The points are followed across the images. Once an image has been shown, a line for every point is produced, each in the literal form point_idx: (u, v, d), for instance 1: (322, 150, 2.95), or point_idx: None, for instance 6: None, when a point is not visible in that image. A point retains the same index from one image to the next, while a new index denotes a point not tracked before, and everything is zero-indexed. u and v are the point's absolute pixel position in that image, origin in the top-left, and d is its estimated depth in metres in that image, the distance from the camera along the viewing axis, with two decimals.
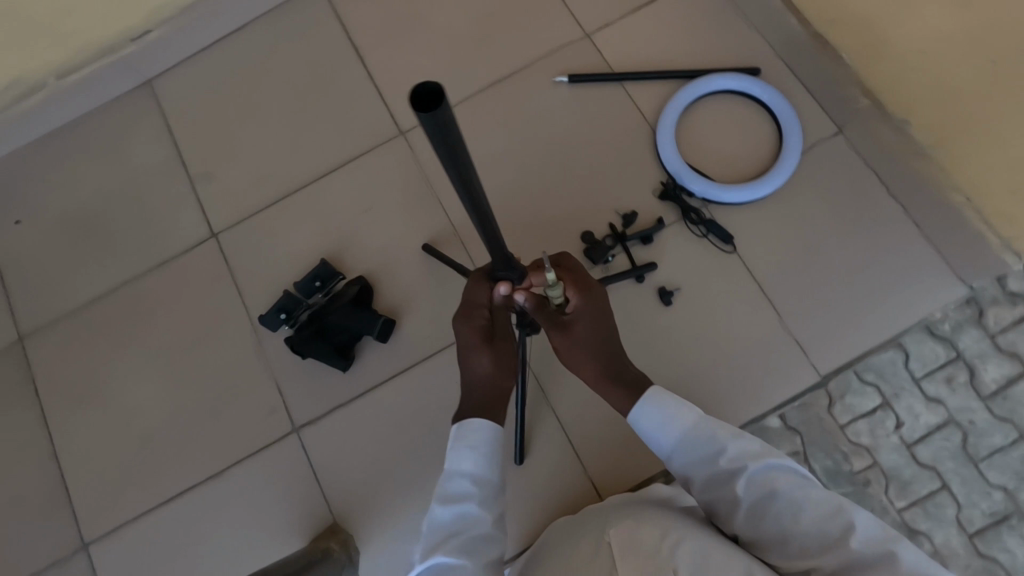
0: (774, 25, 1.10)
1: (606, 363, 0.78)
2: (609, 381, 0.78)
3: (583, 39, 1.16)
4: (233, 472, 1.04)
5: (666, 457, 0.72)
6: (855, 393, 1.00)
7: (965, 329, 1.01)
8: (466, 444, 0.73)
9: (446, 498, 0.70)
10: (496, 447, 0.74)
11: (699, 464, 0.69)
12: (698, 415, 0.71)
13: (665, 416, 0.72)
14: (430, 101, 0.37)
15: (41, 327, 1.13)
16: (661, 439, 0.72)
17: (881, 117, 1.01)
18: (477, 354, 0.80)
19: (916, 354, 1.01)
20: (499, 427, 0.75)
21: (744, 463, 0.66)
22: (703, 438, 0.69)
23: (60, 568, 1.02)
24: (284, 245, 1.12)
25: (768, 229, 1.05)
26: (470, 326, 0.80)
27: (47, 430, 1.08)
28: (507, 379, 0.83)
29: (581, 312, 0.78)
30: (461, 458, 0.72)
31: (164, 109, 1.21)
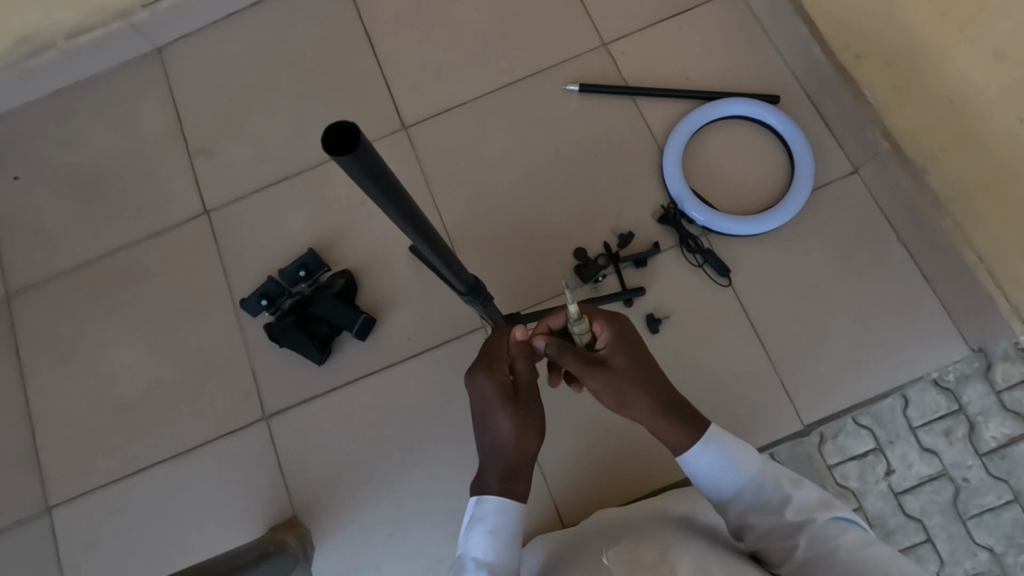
0: (800, 53, 1.06)
1: (658, 398, 0.71)
2: (663, 418, 0.71)
3: (600, 48, 1.13)
4: (200, 453, 1.04)
5: (729, 506, 0.71)
6: (848, 435, 0.96)
7: (971, 382, 0.97)
8: (484, 529, 0.70)
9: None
10: (514, 530, 0.71)
11: (766, 514, 0.67)
12: (760, 460, 0.71)
13: (727, 461, 0.70)
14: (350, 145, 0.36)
15: (29, 286, 1.13)
16: (722, 485, 0.71)
17: (900, 161, 0.96)
18: (500, 414, 0.71)
19: (915, 402, 0.97)
20: (519, 504, 0.72)
21: (812, 516, 0.64)
22: (768, 485, 0.69)
23: (23, 527, 1.02)
24: (275, 229, 1.11)
25: (769, 265, 1.01)
26: (494, 380, 0.72)
27: (23, 388, 1.09)
28: (536, 437, 0.73)
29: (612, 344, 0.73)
30: (478, 546, 0.70)
31: (172, 79, 1.20)
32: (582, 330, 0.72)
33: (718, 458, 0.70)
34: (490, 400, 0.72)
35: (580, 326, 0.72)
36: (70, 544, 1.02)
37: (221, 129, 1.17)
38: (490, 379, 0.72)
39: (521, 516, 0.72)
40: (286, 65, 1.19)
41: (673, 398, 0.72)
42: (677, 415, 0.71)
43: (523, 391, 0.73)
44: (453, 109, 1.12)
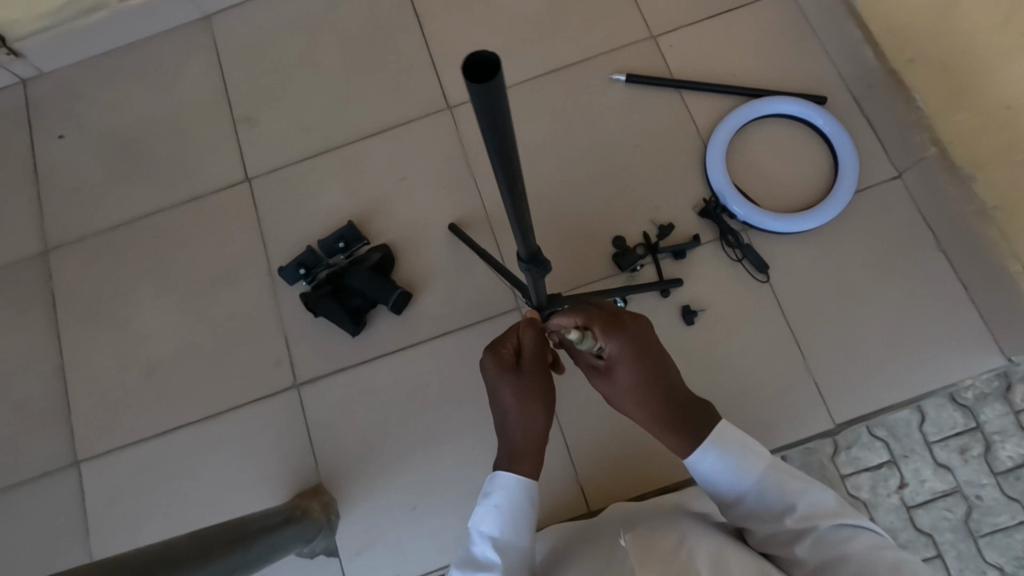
0: (850, 54, 1.06)
1: (655, 410, 0.73)
2: (658, 427, 0.74)
3: (648, 40, 1.13)
4: (230, 417, 1.04)
5: (729, 511, 0.68)
6: (863, 446, 0.97)
7: (988, 401, 0.97)
8: (493, 503, 0.71)
9: (470, 566, 0.67)
10: (524, 508, 0.71)
11: (765, 522, 0.63)
12: (765, 464, 0.67)
13: (730, 464, 0.67)
14: (483, 75, 0.33)
15: (68, 242, 1.14)
16: (725, 488, 0.68)
17: (947, 168, 0.96)
18: (502, 393, 0.76)
19: (932, 417, 0.98)
20: (529, 482, 0.73)
21: (815, 523, 0.60)
22: (769, 490, 0.65)
23: (51, 479, 1.03)
24: (315, 201, 1.12)
25: (807, 264, 1.01)
26: (497, 361, 0.77)
27: (58, 342, 1.10)
28: (540, 416, 0.76)
29: (618, 357, 0.73)
30: (487, 520, 0.70)
31: (219, 46, 1.21)
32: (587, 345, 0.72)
33: (721, 460, 0.68)
34: (494, 379, 0.77)
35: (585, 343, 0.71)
36: (95, 499, 1.02)
37: (265, 98, 1.18)
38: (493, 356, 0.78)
39: (532, 496, 0.73)
40: (332, 38, 1.19)
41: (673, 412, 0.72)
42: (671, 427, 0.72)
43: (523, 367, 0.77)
44: None
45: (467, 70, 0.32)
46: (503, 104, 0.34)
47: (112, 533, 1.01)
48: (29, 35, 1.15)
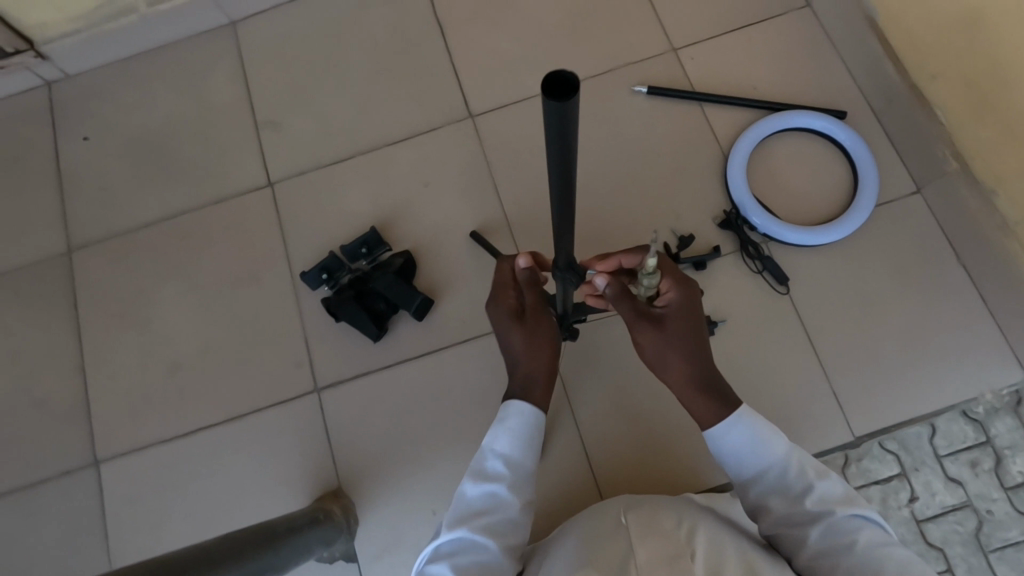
0: (870, 70, 1.07)
1: (696, 368, 0.74)
2: (694, 388, 0.74)
3: (669, 53, 1.14)
4: (250, 420, 1.05)
5: (744, 487, 0.71)
6: (874, 458, 0.98)
7: (999, 416, 0.99)
8: (507, 424, 0.74)
9: (478, 477, 0.70)
10: (535, 433, 0.74)
11: (781, 502, 0.67)
12: (787, 447, 0.70)
13: (756, 442, 0.70)
14: (561, 92, 0.39)
15: (91, 243, 1.15)
16: (744, 465, 0.71)
17: (968, 183, 0.96)
18: (510, 333, 0.78)
19: (943, 431, 0.99)
20: (541, 412, 0.75)
21: (831, 510, 0.64)
22: (790, 473, 0.68)
23: (69, 479, 1.03)
24: (336, 206, 1.13)
25: (826, 276, 1.02)
26: (503, 305, 0.79)
27: (79, 342, 1.10)
28: (546, 352, 0.78)
29: (674, 306, 0.75)
30: (500, 439, 0.73)
31: (244, 52, 1.22)
32: (649, 287, 0.73)
33: (747, 437, 0.71)
34: (502, 320, 0.79)
35: (650, 283, 0.72)
36: (114, 499, 1.02)
37: (289, 104, 1.19)
38: (501, 307, 0.80)
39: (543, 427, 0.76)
40: (355, 46, 1.21)
41: (709, 370, 0.75)
42: (708, 386, 0.74)
43: (529, 317, 0.78)
44: (519, 101, 1.14)
45: (549, 87, 0.38)
46: (571, 114, 0.40)
47: (130, 533, 1.01)
48: (57, 38, 1.17)
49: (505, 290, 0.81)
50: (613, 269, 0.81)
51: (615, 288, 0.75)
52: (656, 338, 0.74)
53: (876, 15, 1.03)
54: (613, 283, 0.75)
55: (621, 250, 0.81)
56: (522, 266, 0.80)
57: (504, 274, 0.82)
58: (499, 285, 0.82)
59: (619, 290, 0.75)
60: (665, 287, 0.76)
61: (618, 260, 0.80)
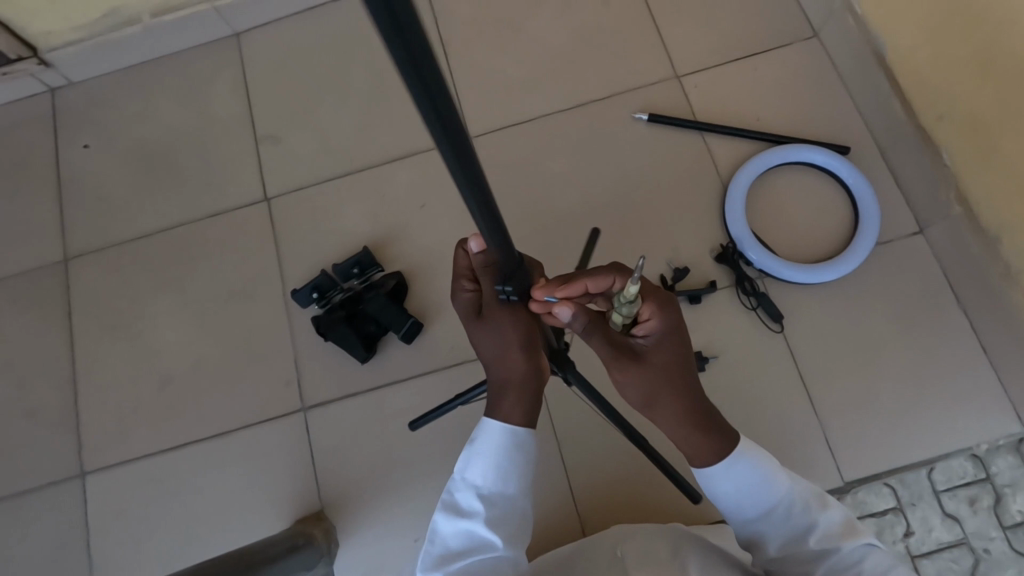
0: (877, 106, 1.05)
1: (685, 408, 0.62)
2: (683, 429, 0.62)
3: (672, 80, 1.13)
4: (236, 437, 1.05)
5: (743, 526, 0.63)
6: (870, 491, 0.94)
7: (1001, 452, 0.95)
8: (475, 450, 0.65)
9: (453, 513, 0.64)
10: (515, 455, 0.65)
11: (784, 541, 0.61)
12: (789, 478, 0.63)
13: (754, 477, 0.62)
14: None
15: (88, 252, 1.15)
16: (745, 506, 0.62)
17: (972, 227, 0.94)
18: (471, 335, 0.66)
19: (942, 466, 0.95)
20: (516, 431, 0.65)
21: (837, 545, 0.58)
22: (794, 508, 0.61)
23: (56, 489, 1.04)
24: (331, 223, 1.12)
25: (823, 315, 1.00)
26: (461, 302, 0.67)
27: (72, 352, 1.11)
28: (514, 360, 0.65)
29: (657, 337, 0.63)
30: (473, 469, 0.65)
31: (246, 64, 1.22)
32: (626, 314, 0.61)
33: (746, 473, 0.62)
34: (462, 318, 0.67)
35: (629, 311, 0.61)
36: (99, 511, 1.03)
37: (289, 118, 1.19)
38: (458, 301, 0.68)
39: (523, 444, 0.66)
40: (358, 62, 1.20)
41: (705, 407, 0.63)
42: (704, 424, 0.62)
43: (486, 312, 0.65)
44: (519, 124, 1.13)
45: None
46: None
47: (113, 547, 1.01)
48: (62, 45, 1.17)
49: (462, 277, 0.68)
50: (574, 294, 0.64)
51: (582, 319, 0.60)
52: (639, 375, 0.61)
53: (884, 50, 1.01)
54: (579, 313, 0.60)
55: (583, 272, 0.63)
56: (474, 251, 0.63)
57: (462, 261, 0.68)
58: (455, 271, 0.68)
59: (588, 321, 0.61)
60: (644, 313, 0.63)
61: (582, 286, 0.62)
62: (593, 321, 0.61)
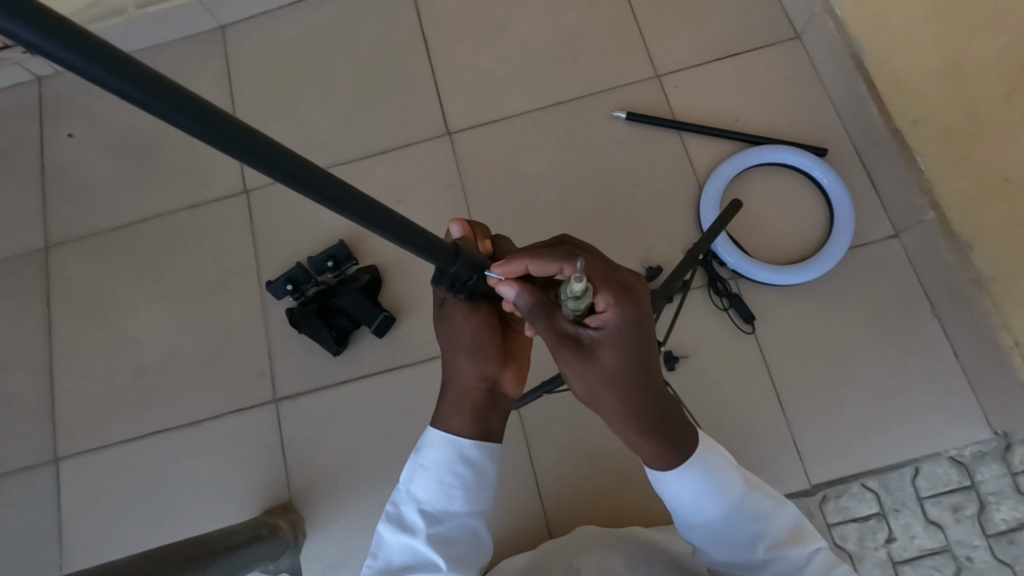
0: (854, 108, 1.04)
1: (632, 408, 0.57)
2: (631, 428, 0.58)
3: (652, 80, 1.13)
4: (208, 427, 1.05)
5: (687, 528, 0.60)
6: (852, 496, 0.93)
7: (984, 460, 0.94)
8: (420, 464, 0.65)
9: (395, 526, 0.64)
10: (459, 472, 0.65)
11: (729, 548, 0.58)
12: (742, 483, 0.58)
13: (709, 489, 0.57)
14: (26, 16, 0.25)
15: (68, 240, 1.16)
16: (698, 515, 0.58)
17: (944, 233, 0.93)
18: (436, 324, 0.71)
19: (927, 472, 0.94)
20: (460, 443, 0.65)
21: (784, 553, 0.57)
22: (745, 517, 0.57)
23: (29, 474, 1.05)
24: (309, 217, 1.13)
25: (795, 318, 0.99)
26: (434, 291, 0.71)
27: (49, 339, 1.12)
28: (463, 357, 0.68)
29: (609, 331, 0.57)
30: (417, 483, 0.65)
31: (230, 57, 1.23)
32: (573, 308, 0.55)
33: (700, 486, 0.57)
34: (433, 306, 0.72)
35: (574, 305, 0.54)
36: (71, 498, 1.03)
37: (271, 111, 1.19)
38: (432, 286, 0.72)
39: (468, 461, 0.65)
40: (340, 58, 1.21)
41: (655, 413, 0.58)
42: (651, 430, 0.58)
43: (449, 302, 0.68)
44: (499, 121, 1.13)
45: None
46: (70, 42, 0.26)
47: (84, 533, 1.02)
48: None
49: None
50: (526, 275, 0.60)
51: (525, 306, 0.57)
52: (581, 371, 0.58)
53: (863, 54, 1.00)
54: (525, 295, 0.57)
55: (527, 253, 0.59)
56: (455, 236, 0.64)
57: None
58: None
59: (531, 307, 0.57)
60: (599, 305, 0.56)
61: (523, 266, 0.59)
62: (539, 308, 0.57)
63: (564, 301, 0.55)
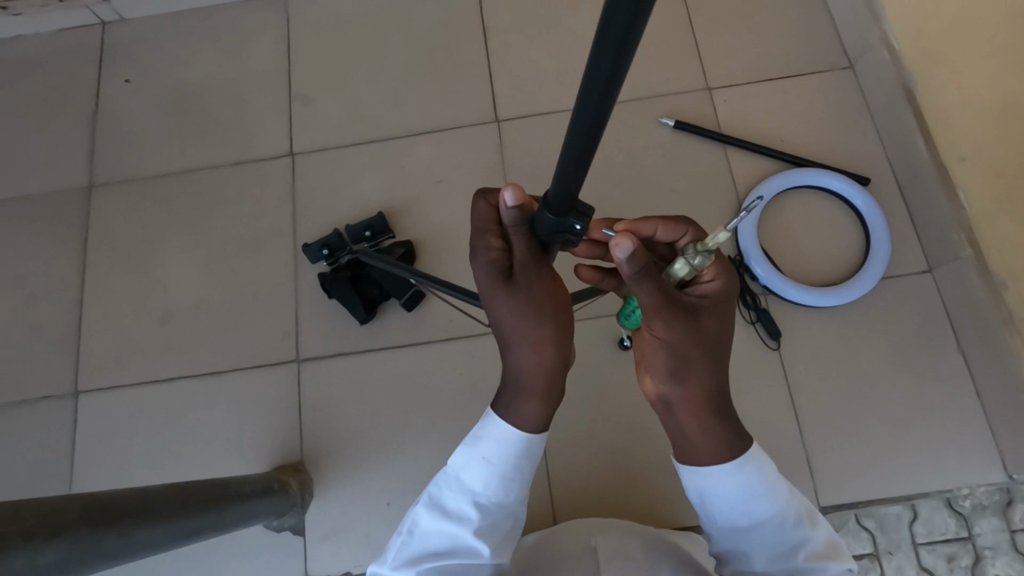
0: (900, 141, 1.06)
1: (717, 381, 0.58)
2: (710, 405, 0.58)
3: (703, 91, 1.14)
4: (228, 379, 1.06)
5: (729, 532, 0.60)
6: (848, 533, 0.93)
7: (986, 514, 0.94)
8: (480, 454, 0.62)
9: (440, 512, 0.62)
10: (517, 467, 0.63)
11: (769, 558, 0.58)
12: (787, 491, 0.59)
13: (757, 489, 0.58)
14: None
15: (112, 182, 1.18)
16: (742, 514, 0.58)
17: (979, 270, 0.94)
18: (500, 303, 0.59)
19: (925, 518, 0.94)
20: (525, 437, 0.62)
21: (823, 565, 0.57)
22: (789, 524, 0.58)
23: (47, 404, 1.06)
24: (351, 186, 1.14)
25: (822, 340, 1.00)
26: (484, 263, 0.59)
27: (82, 275, 1.13)
28: (544, 328, 0.60)
29: (712, 298, 0.58)
30: (471, 471, 0.62)
31: (291, 23, 1.25)
32: (691, 269, 0.56)
33: (748, 486, 0.58)
34: (488, 285, 0.59)
35: (698, 265, 0.55)
36: (86, 434, 1.05)
37: (324, 80, 1.21)
38: (481, 261, 0.59)
39: (529, 456, 0.63)
40: (398, 36, 1.23)
41: (725, 394, 0.59)
42: (719, 411, 0.59)
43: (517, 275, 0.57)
44: (547, 114, 1.15)
45: None
46: None
47: (94, 469, 1.03)
48: None
49: (486, 234, 0.58)
50: (641, 236, 0.63)
51: (641, 262, 0.52)
52: (683, 338, 0.56)
53: (916, 87, 1.01)
54: (639, 254, 0.52)
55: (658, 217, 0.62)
56: (508, 203, 0.52)
57: (482, 212, 0.58)
58: (478, 227, 0.59)
59: (647, 265, 0.53)
60: (707, 274, 0.59)
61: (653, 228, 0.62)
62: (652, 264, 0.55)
63: (682, 262, 0.55)
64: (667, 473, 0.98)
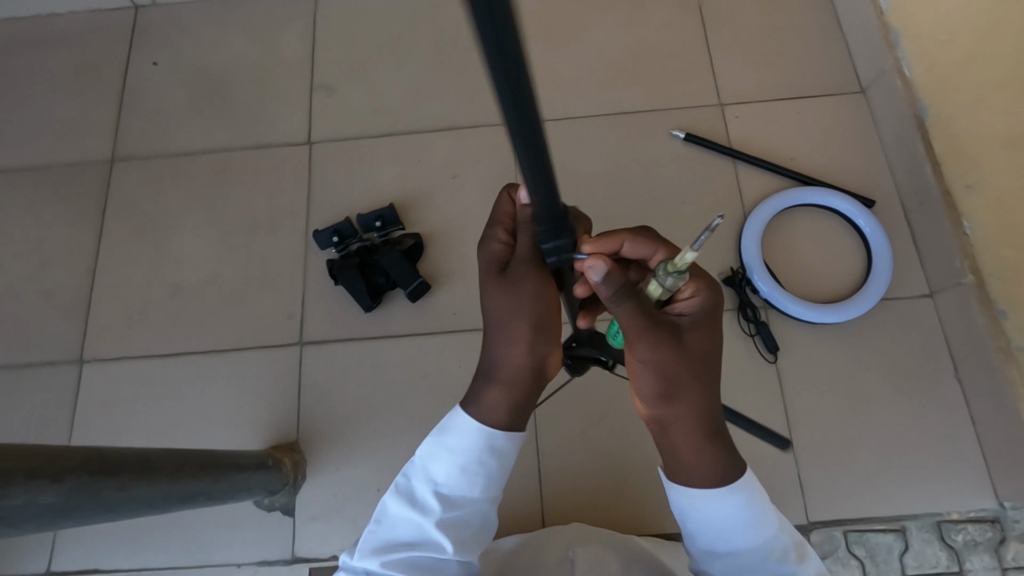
0: (909, 167, 1.07)
1: (710, 400, 0.59)
2: (703, 427, 0.59)
3: (716, 107, 1.16)
4: (230, 356, 1.08)
5: (712, 558, 0.59)
6: (837, 561, 0.93)
7: (977, 550, 0.93)
8: (447, 445, 0.62)
9: (407, 501, 0.61)
10: (484, 459, 0.62)
11: None
12: (776, 520, 0.58)
13: (744, 517, 0.57)
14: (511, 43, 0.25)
15: (132, 158, 1.21)
16: (727, 541, 0.58)
17: (980, 299, 0.95)
18: (493, 292, 0.62)
19: (917, 550, 0.93)
20: (492, 433, 0.62)
21: None
22: (775, 556, 0.57)
23: (52, 369, 1.08)
24: (366, 176, 1.17)
25: (819, 359, 1.01)
26: (488, 253, 0.63)
27: (96, 245, 1.16)
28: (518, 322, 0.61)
29: (695, 316, 0.60)
30: (437, 461, 0.62)
31: (319, 16, 1.29)
32: (665, 289, 0.56)
33: (735, 513, 0.57)
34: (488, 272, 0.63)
35: (671, 285, 0.55)
36: (88, 400, 1.06)
37: (347, 72, 1.24)
38: (487, 250, 0.63)
39: (496, 451, 0.62)
40: (422, 35, 1.26)
41: (716, 414, 0.60)
42: (710, 432, 0.59)
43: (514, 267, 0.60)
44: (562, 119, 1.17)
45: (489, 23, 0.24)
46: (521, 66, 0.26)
47: (92, 436, 1.04)
48: None
49: (499, 226, 0.63)
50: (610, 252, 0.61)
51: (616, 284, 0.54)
52: (669, 358, 0.58)
53: (927, 114, 1.03)
54: (614, 275, 0.52)
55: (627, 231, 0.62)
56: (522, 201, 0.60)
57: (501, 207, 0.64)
58: (493, 217, 0.64)
59: (622, 286, 0.54)
60: (686, 291, 0.60)
61: (620, 242, 0.60)
62: (629, 284, 0.56)
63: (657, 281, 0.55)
64: (656, 480, 0.99)
